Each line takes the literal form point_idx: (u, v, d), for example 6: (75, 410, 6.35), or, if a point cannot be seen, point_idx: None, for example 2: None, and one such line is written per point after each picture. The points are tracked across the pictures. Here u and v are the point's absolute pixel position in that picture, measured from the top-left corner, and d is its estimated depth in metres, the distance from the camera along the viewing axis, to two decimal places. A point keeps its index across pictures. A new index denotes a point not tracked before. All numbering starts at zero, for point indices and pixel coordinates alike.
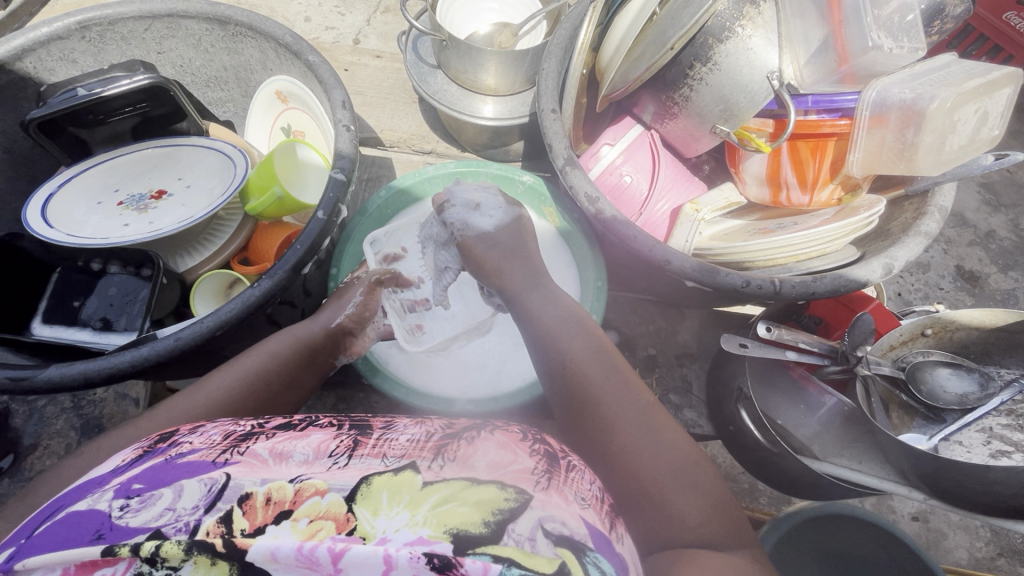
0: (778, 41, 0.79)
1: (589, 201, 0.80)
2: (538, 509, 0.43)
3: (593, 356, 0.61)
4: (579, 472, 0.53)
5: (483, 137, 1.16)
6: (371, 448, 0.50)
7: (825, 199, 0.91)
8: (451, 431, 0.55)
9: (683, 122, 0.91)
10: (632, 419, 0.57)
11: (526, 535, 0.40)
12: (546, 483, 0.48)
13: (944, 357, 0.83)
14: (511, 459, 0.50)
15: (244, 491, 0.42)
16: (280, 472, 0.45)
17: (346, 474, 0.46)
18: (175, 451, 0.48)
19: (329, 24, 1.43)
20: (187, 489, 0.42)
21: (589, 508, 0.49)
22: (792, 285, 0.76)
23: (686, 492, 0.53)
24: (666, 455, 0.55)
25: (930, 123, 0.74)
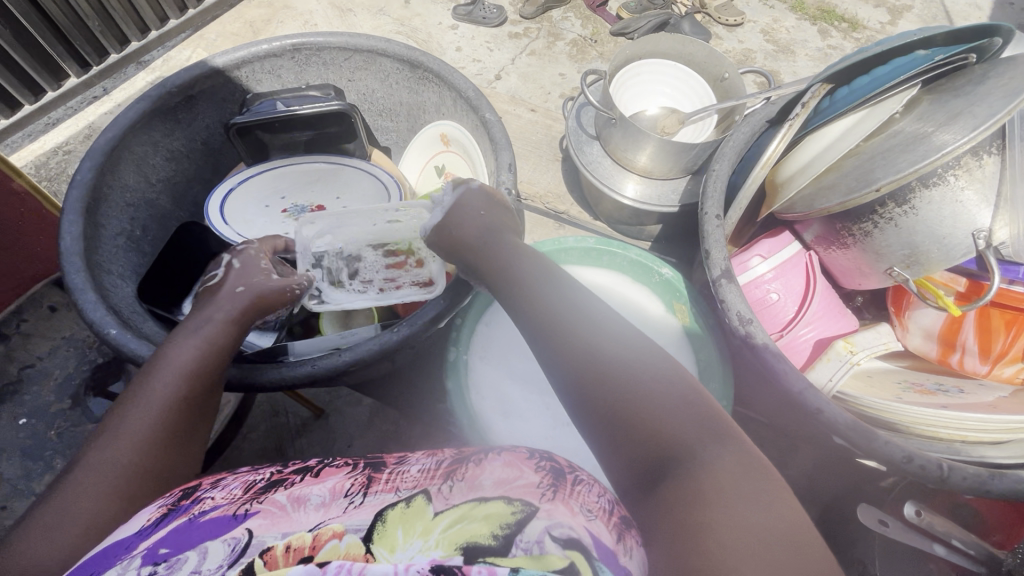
0: (995, 199, 0.70)
1: (741, 321, 0.75)
2: (545, 519, 0.49)
3: (557, 302, 0.58)
4: (586, 485, 0.56)
5: (622, 214, 1.14)
6: (384, 483, 0.54)
7: (1008, 376, 0.79)
8: (459, 456, 0.60)
9: (853, 254, 0.84)
10: (609, 351, 0.52)
11: (533, 541, 0.46)
12: (551, 495, 0.53)
13: None
14: (514, 473, 0.56)
15: (266, 545, 0.45)
16: (299, 520, 0.48)
17: (361, 511, 0.50)
18: (197, 508, 0.49)
19: (477, 57, 1.56)
20: (211, 549, 0.44)
21: (596, 518, 0.52)
22: (963, 476, 0.66)
23: (664, 400, 0.48)
24: (651, 386, 0.49)
25: None
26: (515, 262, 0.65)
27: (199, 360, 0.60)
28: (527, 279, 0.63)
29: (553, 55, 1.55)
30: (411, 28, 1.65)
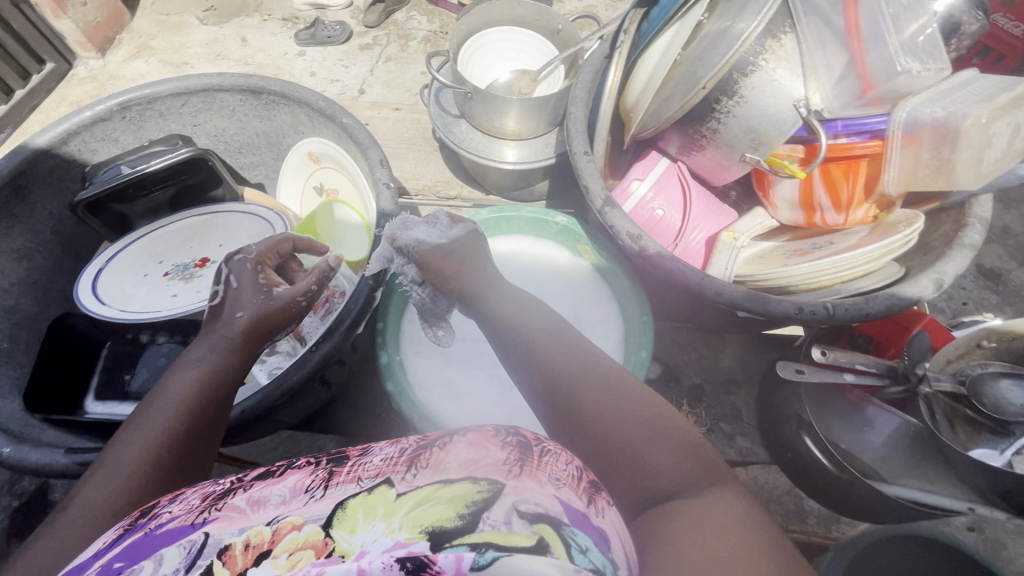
0: (801, 70, 0.81)
1: (632, 239, 0.80)
2: (512, 494, 0.44)
3: (573, 337, 0.63)
4: (556, 454, 0.52)
5: (508, 180, 1.18)
6: (347, 473, 0.49)
7: (861, 217, 0.91)
8: (427, 440, 0.54)
9: (711, 153, 0.92)
10: (609, 391, 0.57)
11: (500, 519, 0.41)
12: (518, 470, 0.47)
13: (1003, 367, 0.80)
14: (481, 454, 0.50)
15: (224, 543, 0.42)
16: (258, 517, 0.44)
17: (324, 502, 0.45)
18: (152, 523, 0.46)
19: (329, 75, 1.53)
20: (166, 556, 0.41)
21: (566, 488, 0.48)
22: (845, 309, 0.75)
23: (659, 441, 0.53)
24: (648, 427, 0.54)
25: (965, 138, 0.75)
26: (517, 300, 0.68)
27: (195, 390, 0.58)
28: (520, 309, 0.66)
29: (400, 51, 1.56)
30: (257, 65, 1.59)
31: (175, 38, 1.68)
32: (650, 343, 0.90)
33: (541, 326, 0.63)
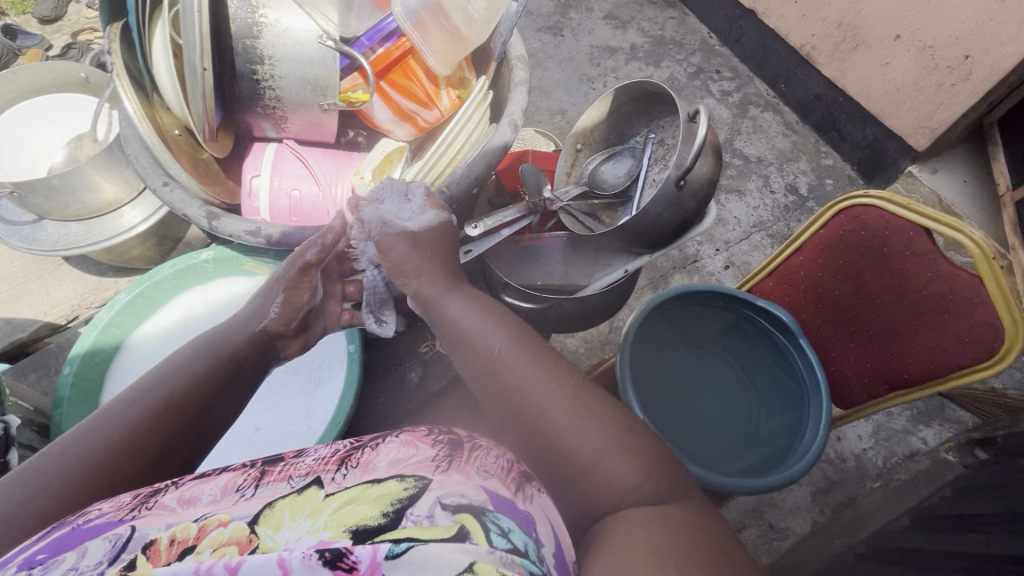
0: (301, 9, 0.83)
1: (253, 235, 0.79)
2: (435, 490, 0.47)
3: (513, 344, 0.66)
4: (484, 450, 0.57)
5: (151, 245, 1.08)
6: (278, 473, 0.51)
7: (449, 103, 0.99)
8: (357, 442, 0.57)
9: (296, 118, 0.93)
10: (557, 390, 0.61)
11: (422, 513, 0.44)
12: (445, 465, 0.51)
13: (602, 154, 1.01)
14: (413, 451, 0.53)
15: (149, 537, 0.42)
16: (186, 514, 0.45)
17: (251, 502, 0.47)
18: (81, 518, 0.46)
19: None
20: (91, 546, 0.41)
21: (494, 476, 0.52)
22: (457, 185, 0.87)
23: (599, 435, 0.58)
24: (590, 437, 0.58)
25: (449, 5, 0.84)
26: (469, 299, 0.71)
27: (184, 386, 0.58)
28: (471, 322, 0.69)
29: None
30: None
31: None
32: None
33: (492, 340, 0.66)
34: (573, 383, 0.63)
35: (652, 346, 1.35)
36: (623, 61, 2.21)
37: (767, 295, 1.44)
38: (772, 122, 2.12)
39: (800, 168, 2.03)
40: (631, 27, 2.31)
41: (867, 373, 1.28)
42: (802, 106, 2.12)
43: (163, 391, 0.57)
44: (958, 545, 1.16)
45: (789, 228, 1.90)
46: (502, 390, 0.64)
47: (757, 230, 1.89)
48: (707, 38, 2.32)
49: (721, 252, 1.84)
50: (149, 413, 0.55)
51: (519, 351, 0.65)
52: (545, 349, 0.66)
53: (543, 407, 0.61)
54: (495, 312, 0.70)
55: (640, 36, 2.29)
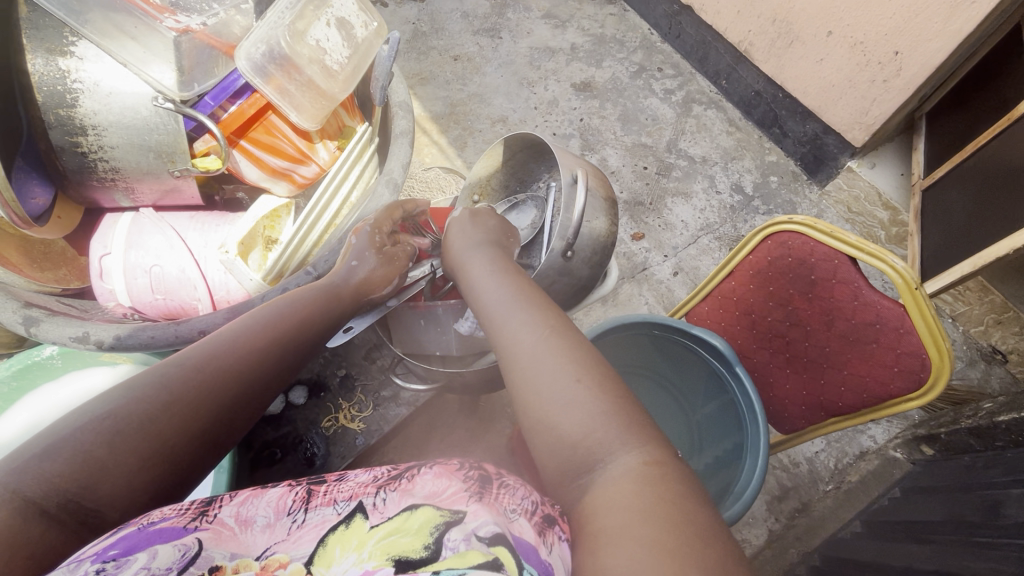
0: (128, 69, 0.71)
1: (81, 340, 0.69)
2: (473, 521, 0.46)
3: (526, 301, 0.58)
4: (512, 488, 0.54)
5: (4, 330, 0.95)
6: (324, 495, 0.51)
7: (329, 157, 0.88)
8: (396, 470, 0.55)
9: (144, 187, 0.82)
10: (551, 346, 0.52)
11: (459, 540, 0.43)
12: (478, 497, 0.50)
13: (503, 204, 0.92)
14: (445, 484, 0.51)
15: (216, 562, 0.43)
16: (249, 542, 0.45)
17: (306, 535, 0.46)
18: (146, 519, 0.46)
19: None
20: (162, 552, 0.42)
21: (521, 518, 0.50)
22: (325, 261, 0.78)
23: (585, 401, 0.48)
24: (580, 404, 0.47)
25: (299, 58, 0.74)
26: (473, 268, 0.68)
27: (197, 395, 0.53)
28: (479, 284, 0.64)
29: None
30: None
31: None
32: None
33: (496, 301, 0.60)
34: (547, 332, 0.53)
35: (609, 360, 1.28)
36: (563, 61, 2.07)
37: (704, 317, 1.35)
38: (714, 120, 1.97)
39: (745, 167, 1.88)
40: (570, 25, 2.15)
41: (803, 400, 1.23)
42: (744, 102, 1.96)
43: (187, 391, 0.53)
44: (902, 563, 1.07)
45: (737, 229, 1.78)
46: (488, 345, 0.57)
47: (705, 233, 1.77)
48: (647, 35, 2.15)
49: (670, 259, 1.74)
50: (173, 424, 0.51)
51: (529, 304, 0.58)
52: (546, 302, 0.58)
53: (508, 361, 0.53)
54: (502, 275, 0.65)
55: (579, 34, 2.13)
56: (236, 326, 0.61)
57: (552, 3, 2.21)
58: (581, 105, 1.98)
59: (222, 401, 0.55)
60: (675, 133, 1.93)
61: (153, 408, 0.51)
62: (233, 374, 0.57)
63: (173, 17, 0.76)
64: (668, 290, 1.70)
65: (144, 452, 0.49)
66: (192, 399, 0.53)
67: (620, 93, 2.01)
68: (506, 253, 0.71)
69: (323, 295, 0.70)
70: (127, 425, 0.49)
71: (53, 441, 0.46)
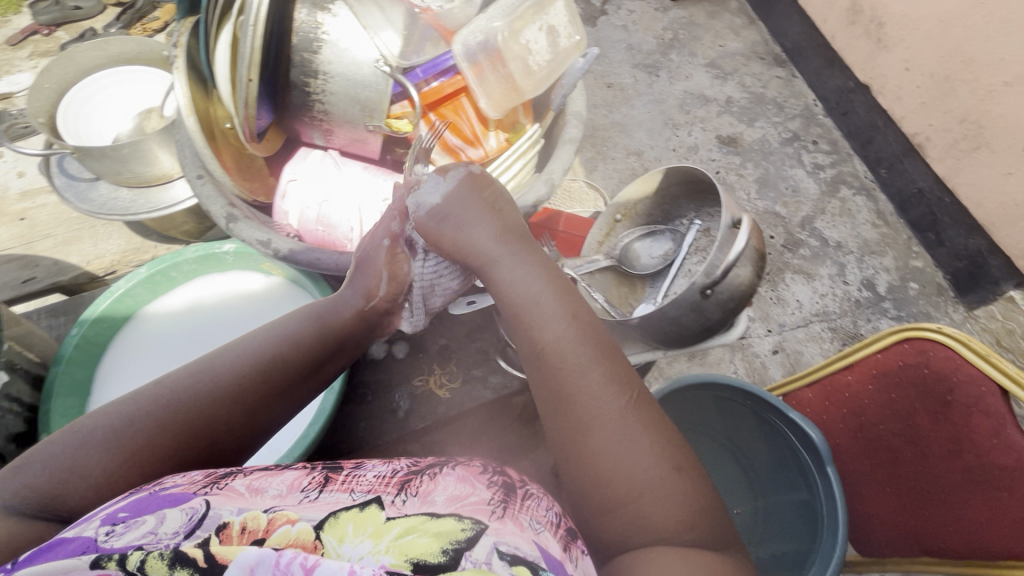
0: (363, 30, 0.82)
1: (263, 246, 0.80)
2: (493, 534, 0.49)
3: (586, 344, 0.61)
4: (536, 497, 0.59)
5: (191, 220, 1.12)
6: (340, 484, 0.54)
7: (497, 145, 0.95)
8: (416, 467, 0.59)
9: (341, 132, 0.93)
10: (613, 404, 0.58)
11: (481, 557, 0.46)
12: (500, 511, 0.53)
13: (642, 230, 0.94)
14: (468, 490, 0.55)
15: (223, 520, 0.46)
16: (256, 503, 0.49)
17: (316, 506, 0.50)
18: (157, 485, 0.51)
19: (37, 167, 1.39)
20: (169, 514, 0.46)
21: (544, 532, 0.53)
22: None
23: (641, 459, 0.56)
24: (640, 461, 0.55)
25: (508, 53, 0.80)
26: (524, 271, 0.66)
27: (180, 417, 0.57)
28: (542, 310, 0.63)
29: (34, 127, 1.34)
30: None
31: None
32: None
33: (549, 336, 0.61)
34: (622, 403, 0.58)
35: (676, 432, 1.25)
36: (715, 112, 2.05)
37: (807, 404, 1.27)
38: (861, 208, 1.85)
39: (883, 265, 1.74)
40: (731, 78, 2.13)
41: (896, 525, 1.12)
42: (901, 197, 1.82)
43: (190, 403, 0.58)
44: None
45: (857, 326, 1.65)
46: (550, 387, 0.61)
47: (820, 320, 1.66)
48: (811, 105, 2.06)
49: (773, 334, 1.65)
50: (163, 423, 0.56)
51: (586, 359, 0.60)
52: (620, 362, 0.61)
53: (582, 418, 0.58)
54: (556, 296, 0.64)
55: (737, 90, 2.10)
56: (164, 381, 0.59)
57: (718, 53, 2.19)
58: (721, 159, 1.95)
59: (211, 418, 0.59)
60: (814, 211, 1.83)
61: (150, 424, 0.56)
62: (213, 392, 0.60)
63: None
64: (763, 366, 1.61)
65: (160, 442, 0.56)
66: (188, 416, 0.58)
67: (765, 156, 1.95)
68: (546, 259, 0.68)
69: (314, 323, 0.70)
70: (122, 437, 0.54)
71: (84, 438, 0.54)
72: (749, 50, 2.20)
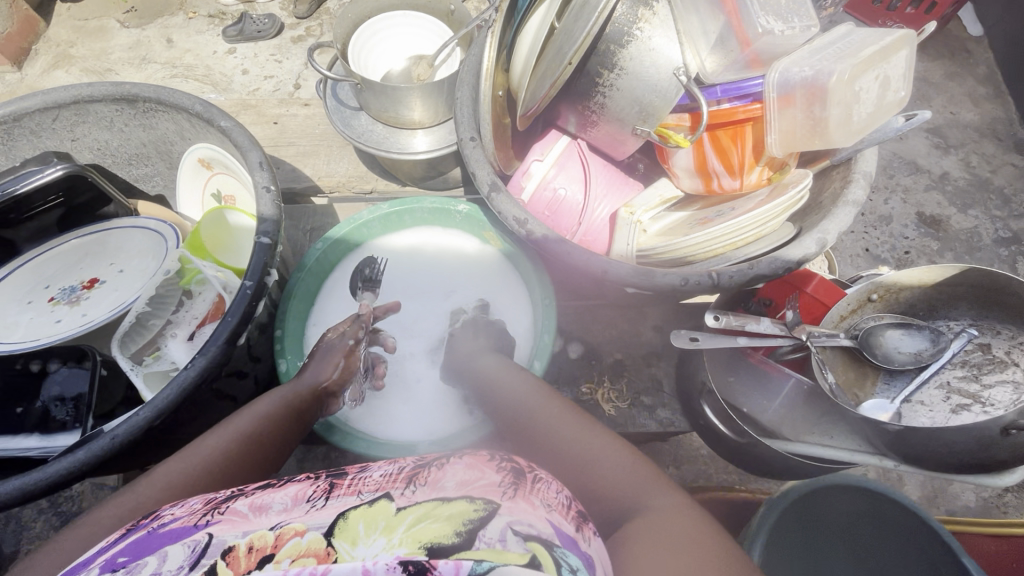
0: (677, 37, 0.80)
1: (518, 223, 0.79)
2: (507, 514, 0.47)
3: (543, 398, 0.71)
4: (547, 481, 0.55)
5: (419, 169, 1.15)
6: (347, 488, 0.53)
7: (755, 181, 0.90)
8: (422, 462, 0.58)
9: (604, 128, 0.91)
10: (572, 431, 0.65)
11: (495, 537, 0.43)
12: (512, 491, 0.51)
13: (895, 318, 0.82)
14: (478, 474, 0.54)
15: (227, 544, 0.45)
16: (261, 523, 0.48)
17: (323, 512, 0.48)
18: (157, 522, 0.50)
19: (266, 74, 1.50)
20: (172, 553, 0.44)
21: (556, 512, 0.51)
22: (730, 276, 0.76)
23: (610, 461, 0.60)
24: (610, 461, 0.60)
25: (834, 96, 0.73)
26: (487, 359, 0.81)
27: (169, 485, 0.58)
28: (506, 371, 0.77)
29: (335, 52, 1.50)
30: (182, 66, 1.54)
31: (97, 47, 1.60)
32: (553, 323, 0.89)
33: (519, 396, 0.72)
34: (584, 423, 0.66)
35: (805, 551, 0.92)
36: (921, 184, 1.40)
37: None
38: None
39: None
40: (954, 152, 1.44)
41: None
42: None
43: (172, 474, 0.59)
44: None
45: None
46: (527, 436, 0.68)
47: None
48: None
49: None
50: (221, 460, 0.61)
51: (544, 400, 0.71)
52: (566, 405, 0.70)
53: (554, 445, 0.65)
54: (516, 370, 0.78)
55: (959, 167, 1.42)
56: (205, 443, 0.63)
57: (944, 119, 1.49)
58: (914, 239, 1.33)
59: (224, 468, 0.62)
60: None
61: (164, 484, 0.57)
62: (247, 439, 0.65)
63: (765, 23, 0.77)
64: None
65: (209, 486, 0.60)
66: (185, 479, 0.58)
67: None
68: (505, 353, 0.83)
69: (281, 401, 0.72)
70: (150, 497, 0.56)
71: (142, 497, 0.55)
72: (985, 126, 1.49)
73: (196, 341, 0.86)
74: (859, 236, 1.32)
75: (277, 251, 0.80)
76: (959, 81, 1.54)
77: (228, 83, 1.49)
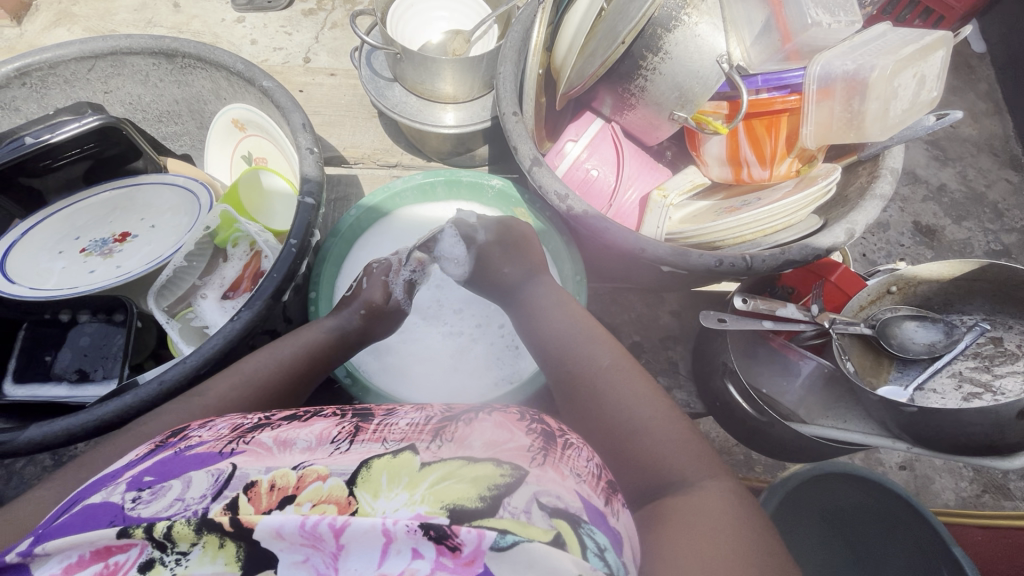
0: (722, 25, 0.82)
1: (558, 198, 0.82)
2: (535, 484, 0.42)
3: (600, 347, 0.66)
4: (577, 449, 0.51)
5: (448, 145, 1.16)
6: (372, 433, 0.49)
7: (784, 172, 0.92)
8: (449, 413, 0.53)
9: (641, 111, 0.93)
10: (629, 390, 0.60)
11: (520, 507, 0.39)
12: (541, 458, 0.46)
13: (911, 310, 0.85)
14: (508, 436, 0.49)
15: (250, 479, 0.41)
16: (285, 460, 0.44)
17: (348, 458, 0.45)
18: (183, 444, 0.47)
19: (277, 45, 1.48)
20: (196, 479, 0.42)
21: (585, 484, 0.46)
22: (762, 259, 0.79)
23: (664, 432, 0.56)
24: (660, 430, 0.56)
25: (873, 91, 0.78)
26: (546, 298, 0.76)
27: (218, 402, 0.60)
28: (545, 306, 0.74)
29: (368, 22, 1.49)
30: (195, 32, 1.52)
31: (104, 7, 1.56)
32: (582, 301, 0.91)
33: (575, 339, 0.68)
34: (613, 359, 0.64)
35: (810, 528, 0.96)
36: (919, 194, 1.44)
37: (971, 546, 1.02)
38: None
39: None
40: (952, 165, 1.49)
41: None
42: None
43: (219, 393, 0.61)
44: None
45: None
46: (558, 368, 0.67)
47: None
48: None
49: None
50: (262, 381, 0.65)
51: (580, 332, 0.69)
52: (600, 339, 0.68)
53: (588, 380, 0.63)
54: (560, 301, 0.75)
55: (956, 180, 1.47)
56: (254, 361, 0.67)
57: (944, 132, 1.53)
58: (909, 247, 1.37)
59: (263, 389, 0.65)
60: None
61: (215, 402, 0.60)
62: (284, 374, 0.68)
63: (813, 11, 0.80)
64: None
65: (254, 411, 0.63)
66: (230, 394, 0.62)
67: None
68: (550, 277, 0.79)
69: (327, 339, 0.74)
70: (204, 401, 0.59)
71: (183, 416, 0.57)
72: (984, 141, 1.53)
73: (227, 303, 0.86)
74: (862, 241, 1.36)
75: (318, 213, 0.80)
76: (964, 95, 1.58)
77: (236, 52, 1.48)
